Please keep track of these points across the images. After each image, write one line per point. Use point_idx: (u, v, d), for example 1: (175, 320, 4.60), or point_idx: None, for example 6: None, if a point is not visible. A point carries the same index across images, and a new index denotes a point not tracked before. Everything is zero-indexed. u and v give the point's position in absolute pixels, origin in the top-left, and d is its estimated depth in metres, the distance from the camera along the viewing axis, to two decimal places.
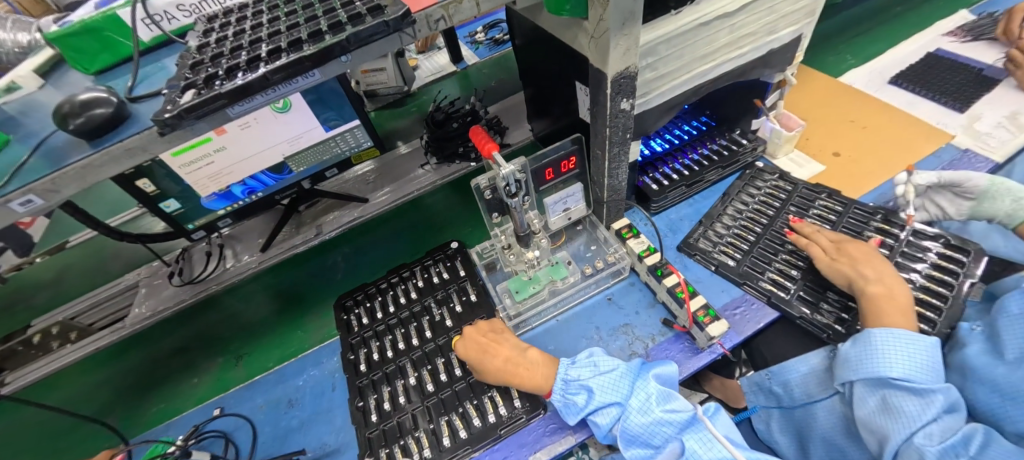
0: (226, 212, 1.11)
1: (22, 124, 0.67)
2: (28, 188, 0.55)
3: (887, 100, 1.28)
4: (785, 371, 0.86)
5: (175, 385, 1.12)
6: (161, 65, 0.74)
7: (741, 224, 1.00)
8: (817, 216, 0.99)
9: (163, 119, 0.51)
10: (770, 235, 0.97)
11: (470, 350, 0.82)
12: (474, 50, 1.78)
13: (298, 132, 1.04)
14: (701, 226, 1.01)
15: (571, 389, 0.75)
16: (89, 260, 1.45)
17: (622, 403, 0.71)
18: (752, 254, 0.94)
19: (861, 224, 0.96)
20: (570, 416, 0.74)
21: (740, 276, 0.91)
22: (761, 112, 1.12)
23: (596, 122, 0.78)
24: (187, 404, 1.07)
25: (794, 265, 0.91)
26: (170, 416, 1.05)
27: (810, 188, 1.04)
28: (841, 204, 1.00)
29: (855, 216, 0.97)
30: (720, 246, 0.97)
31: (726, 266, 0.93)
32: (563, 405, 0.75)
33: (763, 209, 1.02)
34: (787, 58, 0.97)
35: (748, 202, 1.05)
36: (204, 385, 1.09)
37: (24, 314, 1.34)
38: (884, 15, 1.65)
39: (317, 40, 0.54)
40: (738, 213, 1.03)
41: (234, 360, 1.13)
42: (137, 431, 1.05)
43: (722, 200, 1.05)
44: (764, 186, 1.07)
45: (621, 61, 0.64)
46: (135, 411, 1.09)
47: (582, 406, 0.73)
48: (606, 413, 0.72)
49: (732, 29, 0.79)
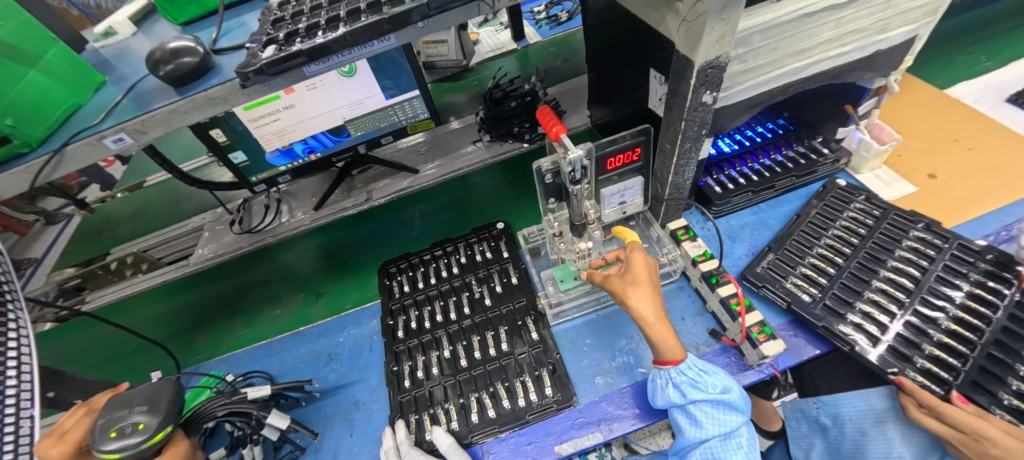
0: (287, 169, 1.15)
1: (116, 68, 0.71)
2: (120, 126, 0.58)
3: (1002, 121, 1.13)
4: (836, 403, 0.81)
5: (259, 314, 1.20)
6: (242, 21, 0.76)
7: (816, 253, 0.89)
8: (911, 250, 0.86)
9: (246, 72, 0.53)
10: (852, 268, 0.85)
11: (639, 260, 0.73)
12: (536, 28, 1.72)
13: (359, 98, 1.05)
14: (771, 252, 0.91)
15: (708, 371, 0.67)
16: (165, 198, 1.56)
17: (740, 422, 0.66)
18: (831, 289, 0.83)
19: (965, 263, 0.82)
20: (688, 393, 0.65)
21: (816, 315, 0.79)
22: (851, 119, 1.01)
23: (671, 114, 0.73)
24: (272, 332, 1.14)
25: (882, 308, 0.79)
26: (254, 340, 1.13)
27: (905, 214, 0.91)
28: (939, 237, 0.86)
29: (958, 253, 0.83)
30: (794, 277, 0.86)
31: (802, 302, 0.82)
32: (691, 381, 0.66)
33: (847, 236, 0.90)
34: (894, 61, 0.86)
35: (827, 227, 0.93)
36: (286, 317, 1.16)
37: (108, 241, 1.47)
38: (1010, 22, 1.44)
39: (396, 3, 0.54)
40: (814, 238, 0.92)
41: (315, 297, 1.19)
42: (221, 350, 1.14)
43: (795, 221, 0.95)
44: (849, 207, 0.95)
45: (713, 49, 0.59)
46: (219, 330, 1.19)
47: (710, 396, 0.64)
48: (718, 419, 0.65)
49: (838, 23, 0.71)
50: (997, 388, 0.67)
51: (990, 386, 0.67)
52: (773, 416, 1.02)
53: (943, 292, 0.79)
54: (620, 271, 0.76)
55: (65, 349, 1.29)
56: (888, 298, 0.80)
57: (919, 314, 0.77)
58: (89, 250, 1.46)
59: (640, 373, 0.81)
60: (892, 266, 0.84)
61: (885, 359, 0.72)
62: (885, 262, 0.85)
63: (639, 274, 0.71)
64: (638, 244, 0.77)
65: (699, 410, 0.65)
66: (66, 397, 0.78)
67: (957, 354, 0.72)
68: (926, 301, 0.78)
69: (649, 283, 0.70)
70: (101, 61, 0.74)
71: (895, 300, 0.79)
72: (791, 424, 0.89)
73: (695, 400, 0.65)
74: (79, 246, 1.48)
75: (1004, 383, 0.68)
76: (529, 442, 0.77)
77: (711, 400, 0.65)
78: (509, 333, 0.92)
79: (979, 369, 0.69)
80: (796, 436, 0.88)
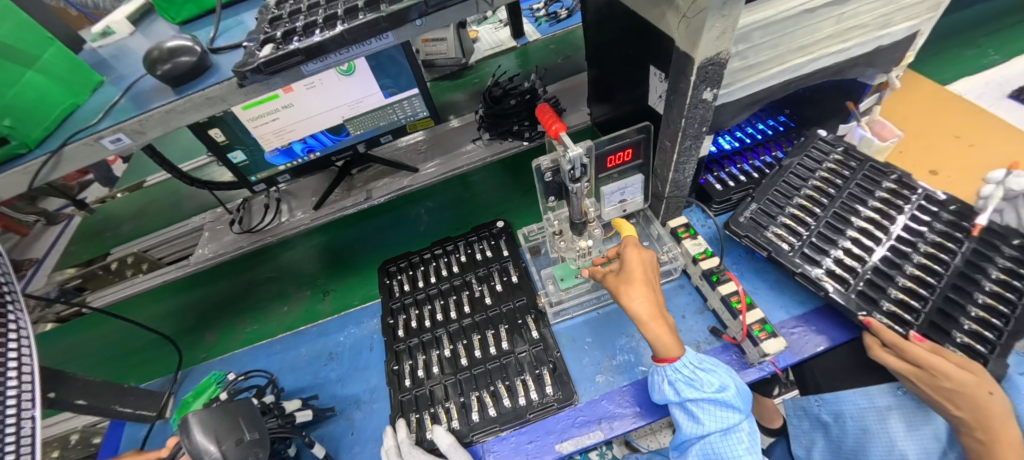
0: (286, 169, 1.15)
1: (115, 68, 0.71)
2: (118, 127, 0.58)
3: (1003, 117, 1.12)
4: (838, 401, 0.80)
5: (265, 310, 1.20)
6: (240, 19, 0.75)
7: (796, 203, 0.90)
8: (882, 201, 0.87)
9: (244, 71, 0.52)
10: (829, 218, 0.87)
11: (638, 254, 0.73)
12: (535, 26, 1.72)
13: (358, 96, 1.05)
14: (753, 202, 0.91)
15: (703, 367, 0.66)
16: (166, 198, 1.56)
17: (739, 419, 0.65)
18: (809, 238, 0.85)
19: (930, 212, 0.84)
20: (683, 391, 0.65)
21: (794, 264, 0.82)
22: (852, 116, 1.01)
23: (671, 112, 0.73)
24: (279, 329, 1.14)
25: (853, 256, 0.81)
26: (261, 337, 1.13)
27: (879, 165, 0.92)
28: (908, 188, 0.88)
29: (925, 203, 0.85)
30: (774, 225, 0.87)
31: (781, 252, 0.83)
32: (687, 378, 0.65)
33: (824, 188, 0.91)
34: (895, 57, 0.86)
35: (806, 177, 0.93)
36: (294, 314, 1.16)
37: (108, 240, 1.47)
38: (1012, 18, 1.43)
39: (394, 1, 0.53)
40: (795, 189, 0.92)
41: (322, 294, 1.19)
42: (230, 347, 1.13)
43: (777, 171, 0.95)
44: (828, 158, 0.96)
45: (713, 45, 0.58)
46: (227, 327, 1.19)
47: (706, 395, 0.64)
48: (716, 415, 0.65)
49: (839, 19, 0.70)
50: (952, 328, 0.72)
51: (946, 327, 0.72)
52: (775, 413, 1.03)
53: (909, 240, 0.81)
54: (617, 269, 0.76)
55: (67, 349, 1.29)
56: (860, 247, 0.82)
57: (887, 261, 0.80)
58: (89, 250, 1.46)
59: (640, 372, 0.81)
60: (865, 215, 0.86)
61: (856, 303, 0.76)
62: (859, 211, 0.86)
63: (635, 271, 0.71)
64: (634, 240, 0.77)
65: (697, 408, 0.65)
66: (68, 397, 0.78)
67: (919, 298, 0.75)
68: (894, 250, 0.81)
69: (645, 278, 0.70)
70: (99, 61, 0.74)
71: (865, 248, 0.82)
72: (792, 421, 0.90)
73: (690, 399, 0.65)
74: (80, 246, 1.48)
75: (956, 323, 0.72)
76: (529, 441, 0.77)
77: (707, 399, 0.64)
78: (510, 331, 0.92)
79: (937, 311, 0.74)
80: (798, 432, 0.89)
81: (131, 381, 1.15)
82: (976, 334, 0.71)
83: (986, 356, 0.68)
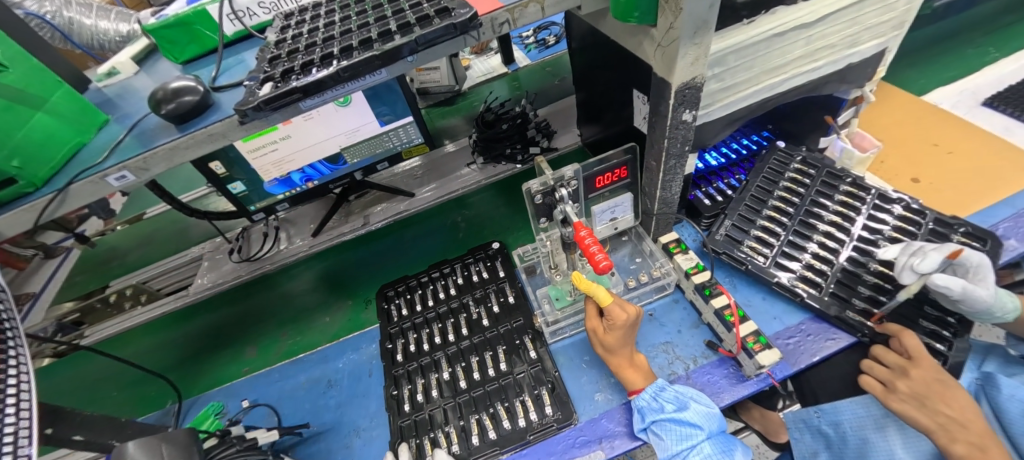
0: (284, 197, 1.17)
1: (119, 107, 0.74)
2: (124, 164, 0.61)
3: (979, 124, 1.16)
4: (837, 411, 0.81)
5: (310, 321, 1.19)
6: (241, 58, 0.79)
7: (766, 215, 0.95)
8: (841, 204, 0.94)
9: (244, 109, 0.54)
10: (796, 225, 0.93)
11: (618, 329, 0.74)
12: (525, 52, 1.78)
13: (354, 126, 1.08)
14: (724, 219, 0.96)
15: (663, 393, 0.73)
16: (167, 228, 1.58)
17: (701, 438, 0.69)
18: (781, 248, 0.90)
19: (885, 210, 0.92)
20: (646, 414, 0.72)
21: (769, 274, 0.87)
22: (831, 129, 1.05)
23: (654, 133, 0.76)
24: (323, 339, 1.14)
25: (822, 260, 0.87)
26: (307, 348, 1.13)
27: (835, 171, 0.99)
28: (863, 190, 0.95)
29: (879, 202, 0.93)
30: (748, 240, 0.92)
31: (757, 264, 0.89)
32: (649, 404, 0.72)
33: (790, 197, 0.97)
34: (866, 73, 0.90)
35: (771, 188, 0.99)
36: (336, 324, 1.16)
37: (112, 271, 1.48)
38: (986, 28, 1.48)
39: (388, 39, 0.57)
40: (762, 201, 0.98)
41: (365, 302, 1.19)
42: (273, 361, 1.13)
43: (745, 184, 1.00)
44: (788, 169, 1.02)
45: (689, 71, 0.62)
46: (270, 340, 1.18)
47: (666, 413, 0.70)
48: (681, 434, 0.69)
49: (808, 41, 0.74)
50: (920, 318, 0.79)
51: (912, 315, 0.79)
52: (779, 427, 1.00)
53: (869, 238, 0.88)
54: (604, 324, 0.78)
55: (62, 386, 1.27)
56: (827, 250, 0.89)
57: (853, 261, 0.86)
58: (93, 282, 1.47)
59: None
60: (828, 220, 0.92)
61: (831, 305, 0.82)
62: (822, 216, 0.93)
63: (614, 339, 0.75)
64: (615, 309, 0.74)
65: (661, 428, 0.70)
66: (64, 433, 0.77)
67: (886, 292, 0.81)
68: (857, 249, 0.87)
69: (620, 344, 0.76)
70: (104, 100, 0.77)
71: (831, 250, 0.88)
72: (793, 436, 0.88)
73: (653, 420, 0.71)
74: (84, 276, 1.49)
75: (921, 310, 0.80)
76: None
77: (669, 418, 0.70)
78: (508, 352, 0.92)
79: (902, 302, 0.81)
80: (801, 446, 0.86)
81: (135, 413, 1.13)
82: (938, 319, 0.79)
83: (946, 352, 0.74)
